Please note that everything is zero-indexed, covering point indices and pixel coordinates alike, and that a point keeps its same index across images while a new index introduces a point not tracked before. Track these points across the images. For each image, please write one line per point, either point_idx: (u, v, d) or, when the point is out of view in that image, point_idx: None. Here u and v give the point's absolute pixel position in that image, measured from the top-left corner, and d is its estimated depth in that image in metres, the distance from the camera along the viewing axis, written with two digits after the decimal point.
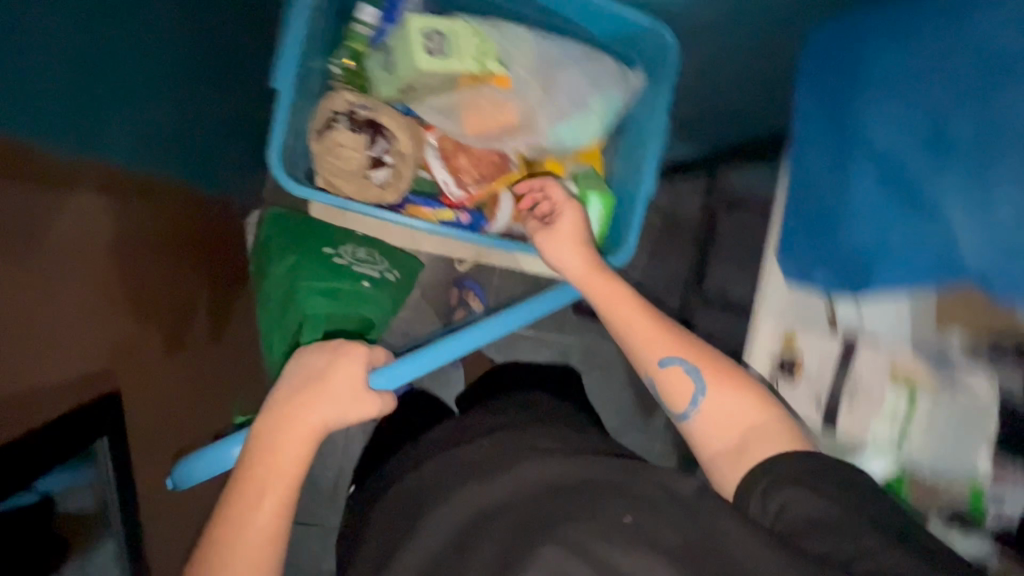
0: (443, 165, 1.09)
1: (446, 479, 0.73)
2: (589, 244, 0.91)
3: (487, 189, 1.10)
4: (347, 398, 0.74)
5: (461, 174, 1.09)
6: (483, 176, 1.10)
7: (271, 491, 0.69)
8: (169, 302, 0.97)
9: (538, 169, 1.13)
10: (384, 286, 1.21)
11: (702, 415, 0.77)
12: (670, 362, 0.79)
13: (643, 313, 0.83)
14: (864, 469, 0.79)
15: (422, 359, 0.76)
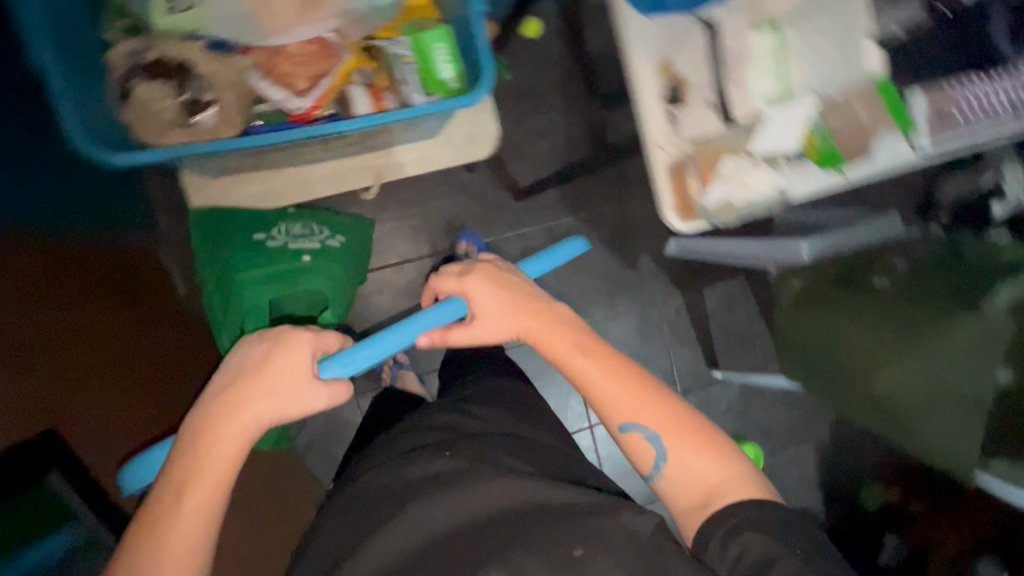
0: (270, 79, 0.71)
1: (398, 490, 0.68)
2: (513, 287, 0.75)
3: (331, 87, 0.73)
4: (281, 390, 0.64)
5: (292, 80, 0.72)
6: (316, 73, 0.72)
7: (199, 484, 0.60)
8: (98, 356, 0.78)
9: (374, 49, 0.76)
10: (333, 255, 1.04)
11: (666, 477, 0.67)
12: (632, 427, 0.68)
13: (606, 374, 0.70)
14: (773, 140, 0.72)
15: (359, 347, 0.63)
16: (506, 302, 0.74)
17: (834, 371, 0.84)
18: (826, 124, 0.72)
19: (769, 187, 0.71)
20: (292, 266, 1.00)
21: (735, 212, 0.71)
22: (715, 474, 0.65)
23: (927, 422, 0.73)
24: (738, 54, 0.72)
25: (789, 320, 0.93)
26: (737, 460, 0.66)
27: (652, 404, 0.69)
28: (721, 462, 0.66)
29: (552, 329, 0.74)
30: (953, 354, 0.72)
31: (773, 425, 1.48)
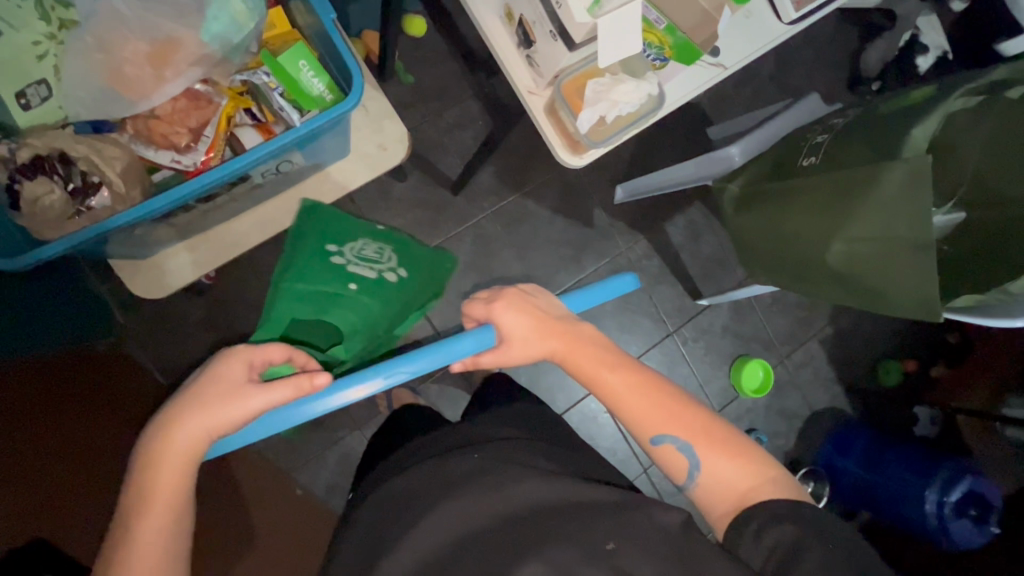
0: (160, 146, 0.66)
1: (410, 502, 0.64)
2: (547, 319, 0.68)
3: (216, 139, 0.67)
4: (213, 402, 0.59)
5: (174, 138, 0.66)
6: (197, 129, 0.66)
7: (155, 504, 0.57)
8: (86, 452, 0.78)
9: (239, 88, 0.69)
10: (383, 291, 0.94)
11: (702, 488, 0.63)
12: (664, 439, 0.63)
13: (634, 388, 0.65)
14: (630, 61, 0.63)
15: (399, 361, 0.53)
16: (538, 332, 0.67)
17: (794, 259, 0.85)
18: (671, 22, 0.64)
19: (638, 99, 0.62)
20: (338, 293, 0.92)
21: (628, 134, 0.63)
22: (739, 479, 0.61)
23: (885, 271, 0.72)
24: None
25: (738, 228, 0.96)
26: (763, 465, 0.62)
27: (680, 411, 0.64)
28: (747, 468, 0.62)
29: (581, 349, 0.68)
30: (883, 201, 0.71)
31: (773, 335, 1.48)
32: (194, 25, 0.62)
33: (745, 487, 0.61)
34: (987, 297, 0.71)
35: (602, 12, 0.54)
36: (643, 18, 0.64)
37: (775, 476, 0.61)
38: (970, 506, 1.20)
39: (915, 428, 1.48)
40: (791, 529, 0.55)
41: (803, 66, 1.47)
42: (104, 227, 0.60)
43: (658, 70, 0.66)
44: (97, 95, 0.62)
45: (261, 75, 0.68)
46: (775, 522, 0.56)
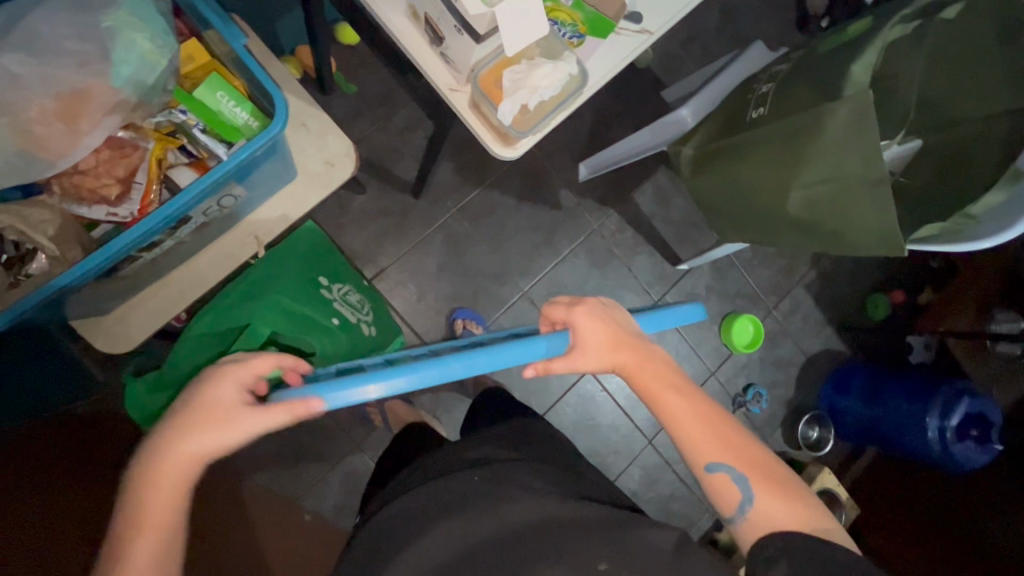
0: (92, 201, 0.64)
1: (397, 530, 0.62)
2: (631, 340, 0.62)
3: (148, 185, 0.65)
4: (206, 426, 0.54)
5: (104, 190, 0.64)
6: (127, 177, 0.65)
7: (143, 526, 0.53)
8: None
9: (162, 128, 0.67)
10: (357, 336, 0.95)
11: (750, 521, 0.56)
12: (719, 467, 0.57)
13: (692, 409, 0.60)
14: (530, 39, 0.55)
15: (479, 351, 0.46)
16: (618, 340, 0.61)
17: (756, 215, 0.84)
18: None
19: (554, 82, 0.60)
20: (320, 319, 0.89)
21: (556, 118, 0.62)
22: (790, 517, 0.55)
23: (845, 213, 0.71)
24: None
25: (697, 189, 0.93)
26: (818, 514, 0.56)
27: (741, 442, 0.59)
28: (795, 506, 0.56)
29: (650, 367, 0.61)
30: (833, 142, 0.69)
31: (758, 288, 1.48)
32: (103, 71, 0.59)
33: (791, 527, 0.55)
34: (951, 223, 0.73)
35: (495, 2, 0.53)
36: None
37: (821, 520, 0.56)
38: (972, 428, 1.21)
39: (911, 355, 1.49)
40: (787, 562, 0.51)
41: (749, 13, 1.44)
42: (48, 290, 0.59)
43: (576, 48, 0.63)
44: (9, 160, 0.57)
45: (178, 113, 0.66)
46: (787, 552, 0.52)
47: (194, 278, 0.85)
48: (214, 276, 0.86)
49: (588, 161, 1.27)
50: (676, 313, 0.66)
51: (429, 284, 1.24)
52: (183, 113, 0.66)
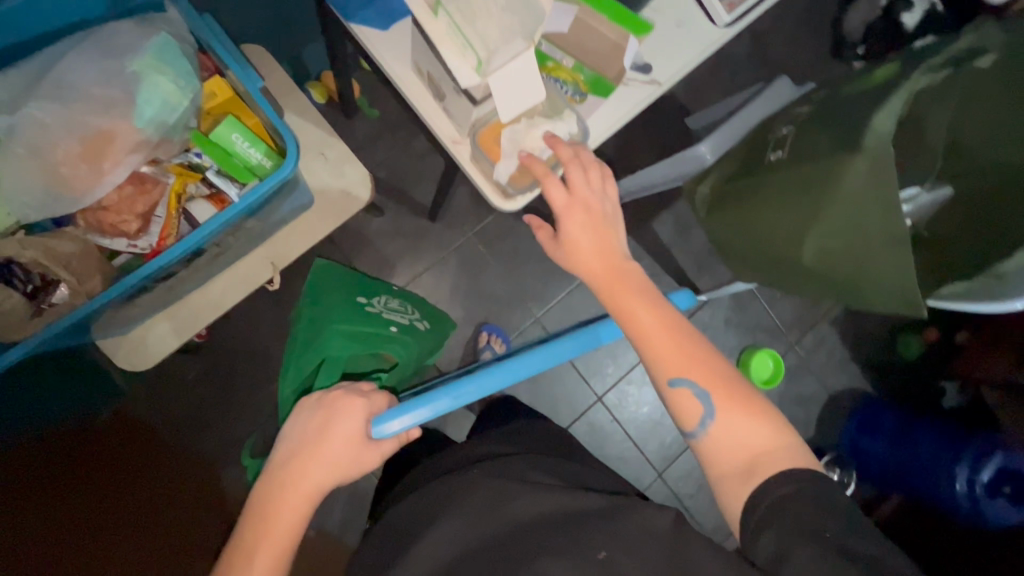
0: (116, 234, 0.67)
1: (418, 518, 0.66)
2: (607, 237, 0.60)
3: (169, 215, 0.68)
4: (337, 455, 0.68)
5: (123, 226, 0.67)
6: (146, 210, 0.67)
7: (262, 555, 0.62)
8: None
9: (175, 166, 0.69)
10: (418, 334, 0.99)
11: (711, 437, 0.57)
12: (683, 382, 0.57)
13: (661, 326, 0.58)
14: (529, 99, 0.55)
15: (464, 381, 0.51)
16: (588, 245, 0.60)
17: (770, 259, 0.81)
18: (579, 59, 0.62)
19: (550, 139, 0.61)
20: (381, 330, 0.93)
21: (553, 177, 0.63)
22: (761, 439, 0.56)
23: (860, 266, 0.68)
24: (437, 31, 0.49)
25: (712, 231, 0.92)
26: (781, 430, 0.57)
27: (705, 359, 0.58)
28: (755, 421, 0.57)
29: (626, 282, 0.59)
30: (851, 196, 0.66)
31: (781, 322, 1.43)
32: (125, 113, 0.62)
33: (767, 456, 0.55)
34: (974, 281, 0.69)
35: (491, 71, 0.48)
36: (549, 58, 0.62)
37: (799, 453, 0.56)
38: (1003, 485, 1.13)
39: (943, 399, 1.42)
40: (776, 531, 0.51)
41: (782, 40, 1.41)
42: (67, 321, 0.61)
43: (577, 105, 0.63)
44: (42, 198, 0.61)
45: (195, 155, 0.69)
46: (774, 518, 0.52)
47: (213, 303, 0.88)
48: (229, 300, 0.89)
49: None
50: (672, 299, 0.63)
51: (442, 306, 1.25)
52: (199, 155, 0.70)
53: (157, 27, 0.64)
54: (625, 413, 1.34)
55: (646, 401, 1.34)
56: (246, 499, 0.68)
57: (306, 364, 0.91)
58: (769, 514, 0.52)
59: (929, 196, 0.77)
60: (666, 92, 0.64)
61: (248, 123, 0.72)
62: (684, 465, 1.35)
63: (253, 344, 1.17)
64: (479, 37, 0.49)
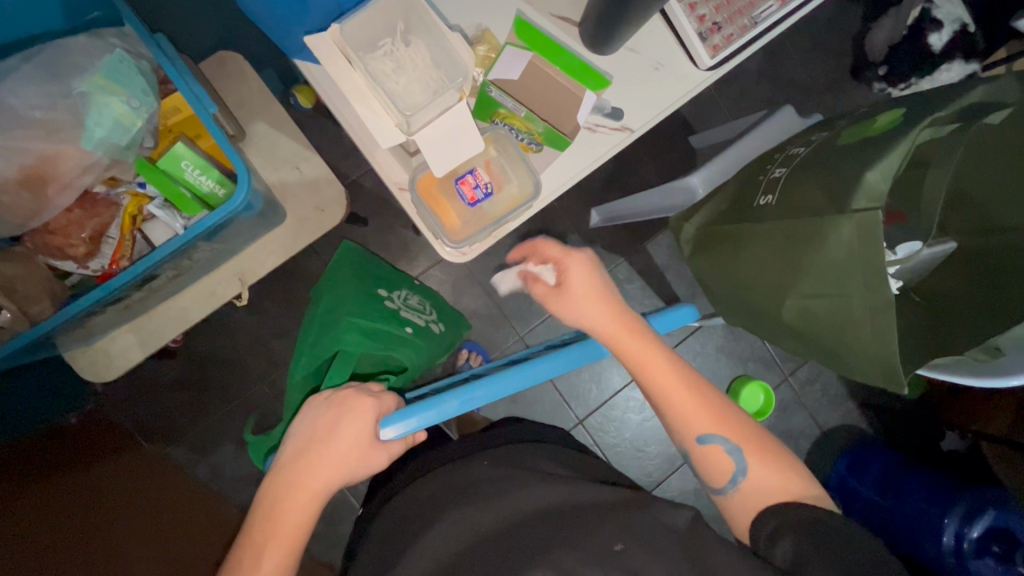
0: (66, 257, 0.67)
1: (432, 502, 0.66)
2: (616, 294, 0.63)
3: (121, 237, 0.68)
4: (349, 455, 0.63)
5: (70, 248, 0.66)
6: (93, 234, 0.67)
7: (272, 552, 0.59)
8: (102, 501, 0.84)
9: (124, 187, 0.69)
10: (430, 338, 0.93)
11: (742, 492, 0.62)
12: (713, 439, 0.62)
13: (685, 387, 0.62)
14: (461, 156, 0.60)
15: (474, 387, 0.52)
16: (603, 311, 0.62)
17: (749, 312, 0.77)
18: (532, 109, 0.59)
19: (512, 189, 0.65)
20: (395, 329, 0.86)
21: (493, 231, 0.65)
22: (775, 479, 0.61)
23: (839, 333, 0.64)
24: (356, 84, 0.56)
25: (697, 272, 0.87)
26: (809, 483, 0.62)
27: (726, 415, 0.63)
28: (786, 475, 0.62)
29: (642, 342, 0.62)
30: (833, 261, 0.62)
31: (774, 353, 1.38)
32: (73, 137, 0.61)
33: (774, 492, 0.61)
34: (970, 355, 0.67)
35: (414, 129, 0.56)
36: (501, 105, 0.60)
37: (795, 482, 0.61)
38: (993, 543, 1.07)
39: (941, 441, 1.39)
40: (792, 535, 0.55)
41: (797, 58, 1.33)
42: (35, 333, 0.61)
43: (530, 153, 0.64)
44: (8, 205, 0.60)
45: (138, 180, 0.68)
46: (790, 528, 0.56)
47: (178, 318, 0.87)
48: (196, 314, 0.88)
49: (601, 209, 1.22)
50: (674, 310, 0.64)
51: None
52: (142, 185, 0.68)
53: (111, 43, 0.63)
54: (607, 438, 1.31)
55: (628, 427, 1.31)
56: (255, 493, 0.65)
57: (317, 357, 0.84)
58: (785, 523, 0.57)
59: (932, 251, 0.68)
60: (638, 137, 0.63)
61: (204, 145, 0.70)
62: (668, 492, 1.31)
63: (228, 351, 1.15)
64: (398, 99, 0.55)
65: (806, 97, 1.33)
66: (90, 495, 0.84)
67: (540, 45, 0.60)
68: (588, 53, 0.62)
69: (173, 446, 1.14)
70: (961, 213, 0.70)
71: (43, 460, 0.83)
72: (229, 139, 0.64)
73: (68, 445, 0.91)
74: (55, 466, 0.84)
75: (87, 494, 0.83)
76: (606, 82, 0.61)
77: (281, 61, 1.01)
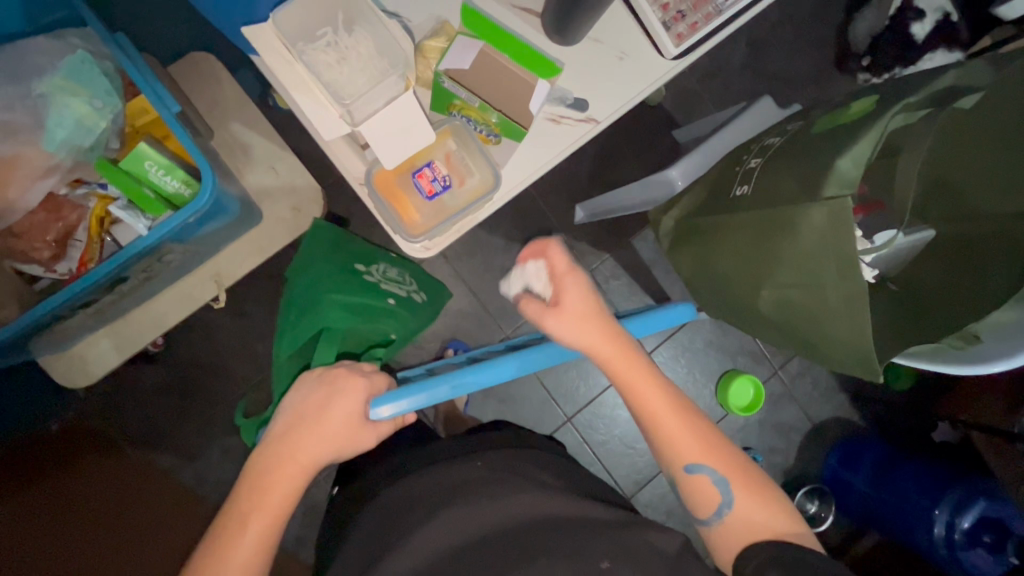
0: (33, 263, 0.66)
1: (409, 504, 0.65)
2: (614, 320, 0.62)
3: (87, 240, 0.67)
4: (341, 429, 0.63)
5: (36, 253, 0.66)
6: (59, 239, 0.66)
7: (256, 520, 0.59)
8: (91, 516, 0.84)
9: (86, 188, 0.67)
10: (415, 309, 0.92)
11: (726, 526, 0.61)
12: (701, 470, 0.61)
13: (676, 415, 0.62)
14: (412, 143, 0.59)
15: (465, 374, 0.54)
16: (602, 337, 0.60)
17: (723, 297, 0.76)
18: (486, 99, 0.60)
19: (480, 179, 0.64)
20: (378, 304, 0.85)
21: (450, 226, 0.64)
22: (761, 517, 0.60)
23: (816, 321, 0.63)
24: (298, 76, 0.55)
25: (676, 264, 0.85)
26: (795, 520, 0.61)
27: (716, 444, 0.62)
28: (775, 517, 0.61)
29: (636, 367, 0.61)
30: (807, 249, 0.61)
31: (764, 346, 1.37)
32: (34, 139, 0.61)
33: (761, 528, 0.60)
34: (948, 340, 0.67)
35: (356, 120, 0.57)
36: (455, 97, 0.61)
37: (778, 519, 0.60)
38: (984, 534, 1.07)
39: (933, 432, 1.39)
40: (782, 572, 0.54)
41: (779, 50, 1.32)
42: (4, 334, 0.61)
43: (490, 145, 0.63)
44: None
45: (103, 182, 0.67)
46: (777, 563, 0.55)
47: (155, 320, 0.87)
48: (174, 316, 0.88)
49: (586, 205, 1.22)
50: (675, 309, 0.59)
51: None
52: (103, 186, 0.67)
53: (74, 44, 0.63)
54: (596, 437, 1.30)
55: (618, 424, 1.31)
56: (250, 457, 0.64)
57: (301, 336, 0.83)
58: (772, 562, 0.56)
59: (909, 239, 0.67)
60: (604, 129, 0.63)
61: (170, 147, 0.70)
62: (659, 489, 1.31)
63: (212, 355, 1.15)
64: (340, 90, 0.56)
65: (790, 88, 1.33)
66: (67, 502, 0.83)
67: (491, 35, 0.60)
68: (547, 41, 0.62)
69: (157, 453, 1.13)
70: (939, 203, 0.69)
71: (27, 470, 0.83)
72: (193, 138, 0.64)
73: (50, 455, 0.90)
74: (33, 472, 0.83)
75: (66, 505, 0.82)
76: (556, 69, 0.60)
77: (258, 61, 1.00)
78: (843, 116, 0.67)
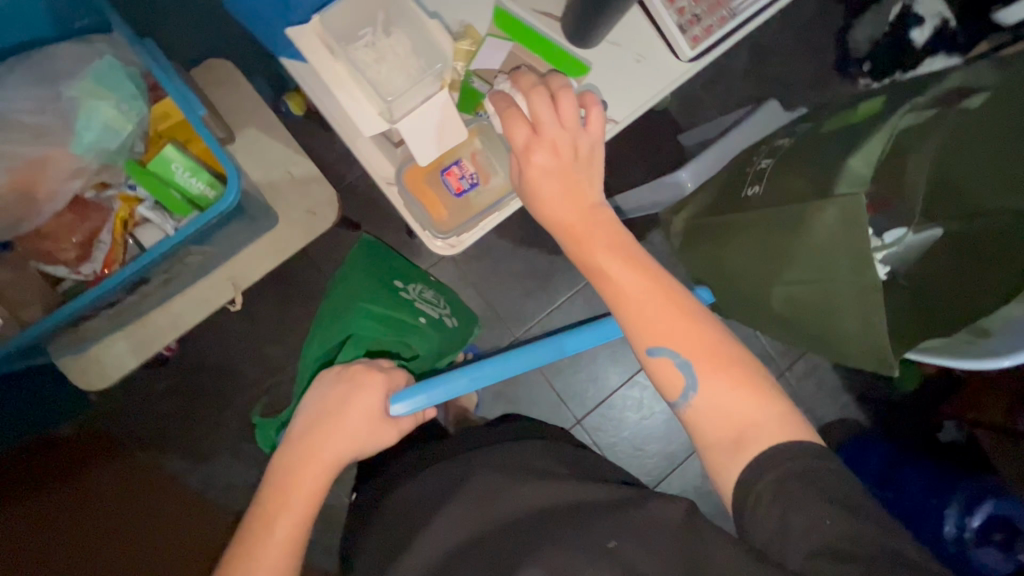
0: (61, 263, 0.68)
1: (425, 500, 0.66)
2: (588, 178, 0.56)
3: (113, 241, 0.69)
4: (361, 425, 0.64)
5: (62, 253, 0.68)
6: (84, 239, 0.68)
7: (283, 521, 0.58)
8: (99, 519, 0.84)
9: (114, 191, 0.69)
10: (443, 331, 0.91)
11: (694, 411, 0.53)
12: (663, 351, 0.53)
13: (646, 283, 0.55)
14: (444, 144, 0.61)
15: (484, 365, 0.57)
16: (569, 197, 0.57)
17: (736, 297, 0.77)
18: None
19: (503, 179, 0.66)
20: (407, 319, 0.86)
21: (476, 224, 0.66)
22: (743, 408, 0.52)
23: (830, 315, 0.63)
24: (337, 72, 0.58)
25: (688, 263, 0.87)
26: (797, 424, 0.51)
27: (692, 327, 0.54)
28: (759, 407, 0.52)
29: (608, 231, 0.56)
30: (820, 245, 0.62)
31: (771, 347, 1.39)
32: (64, 141, 0.62)
33: (744, 422, 0.51)
34: (959, 336, 0.68)
35: (395, 118, 0.59)
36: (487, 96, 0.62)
37: (762, 408, 0.51)
38: (995, 532, 1.09)
39: (939, 432, 1.37)
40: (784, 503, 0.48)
41: (782, 55, 1.34)
42: (33, 333, 0.62)
43: None
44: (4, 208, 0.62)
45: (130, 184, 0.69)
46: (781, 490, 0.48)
47: (173, 322, 0.87)
48: (191, 318, 0.88)
49: None
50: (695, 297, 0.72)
51: None
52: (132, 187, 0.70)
53: (100, 48, 0.64)
54: (605, 439, 1.30)
55: (627, 426, 1.31)
56: (268, 463, 0.64)
57: (330, 340, 0.85)
58: (784, 482, 0.48)
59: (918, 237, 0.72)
60: (623, 128, 0.64)
61: (193, 149, 0.71)
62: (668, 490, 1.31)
63: (223, 357, 1.15)
64: (378, 87, 0.59)
65: (792, 93, 1.35)
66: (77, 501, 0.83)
67: (523, 38, 0.62)
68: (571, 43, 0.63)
69: (168, 457, 1.13)
70: (946, 200, 0.70)
71: (38, 471, 0.83)
72: (218, 140, 0.65)
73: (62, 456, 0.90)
74: (46, 472, 0.84)
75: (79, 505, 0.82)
76: (585, 68, 0.62)
77: (273, 68, 1.02)
78: (855, 117, 0.69)
